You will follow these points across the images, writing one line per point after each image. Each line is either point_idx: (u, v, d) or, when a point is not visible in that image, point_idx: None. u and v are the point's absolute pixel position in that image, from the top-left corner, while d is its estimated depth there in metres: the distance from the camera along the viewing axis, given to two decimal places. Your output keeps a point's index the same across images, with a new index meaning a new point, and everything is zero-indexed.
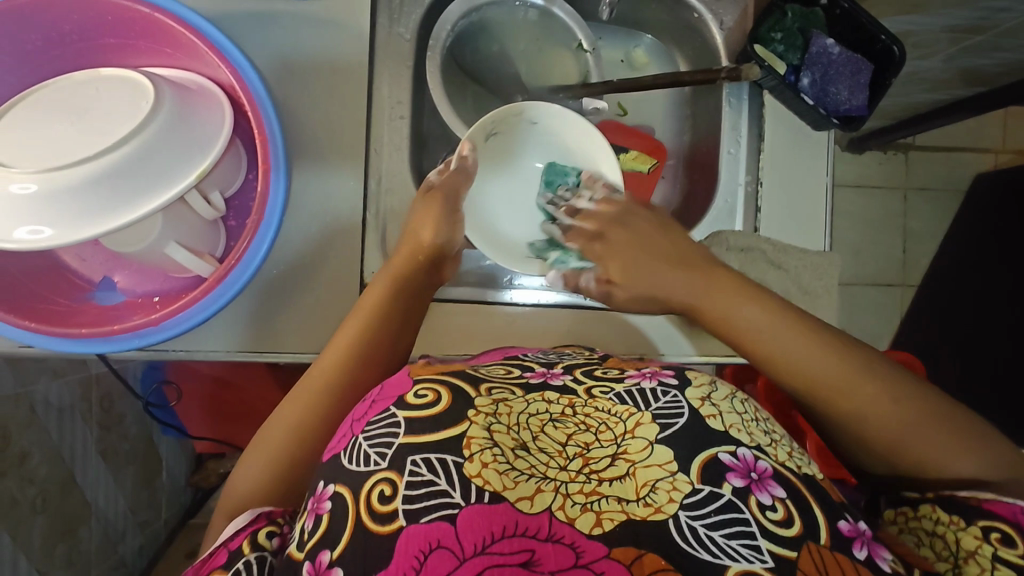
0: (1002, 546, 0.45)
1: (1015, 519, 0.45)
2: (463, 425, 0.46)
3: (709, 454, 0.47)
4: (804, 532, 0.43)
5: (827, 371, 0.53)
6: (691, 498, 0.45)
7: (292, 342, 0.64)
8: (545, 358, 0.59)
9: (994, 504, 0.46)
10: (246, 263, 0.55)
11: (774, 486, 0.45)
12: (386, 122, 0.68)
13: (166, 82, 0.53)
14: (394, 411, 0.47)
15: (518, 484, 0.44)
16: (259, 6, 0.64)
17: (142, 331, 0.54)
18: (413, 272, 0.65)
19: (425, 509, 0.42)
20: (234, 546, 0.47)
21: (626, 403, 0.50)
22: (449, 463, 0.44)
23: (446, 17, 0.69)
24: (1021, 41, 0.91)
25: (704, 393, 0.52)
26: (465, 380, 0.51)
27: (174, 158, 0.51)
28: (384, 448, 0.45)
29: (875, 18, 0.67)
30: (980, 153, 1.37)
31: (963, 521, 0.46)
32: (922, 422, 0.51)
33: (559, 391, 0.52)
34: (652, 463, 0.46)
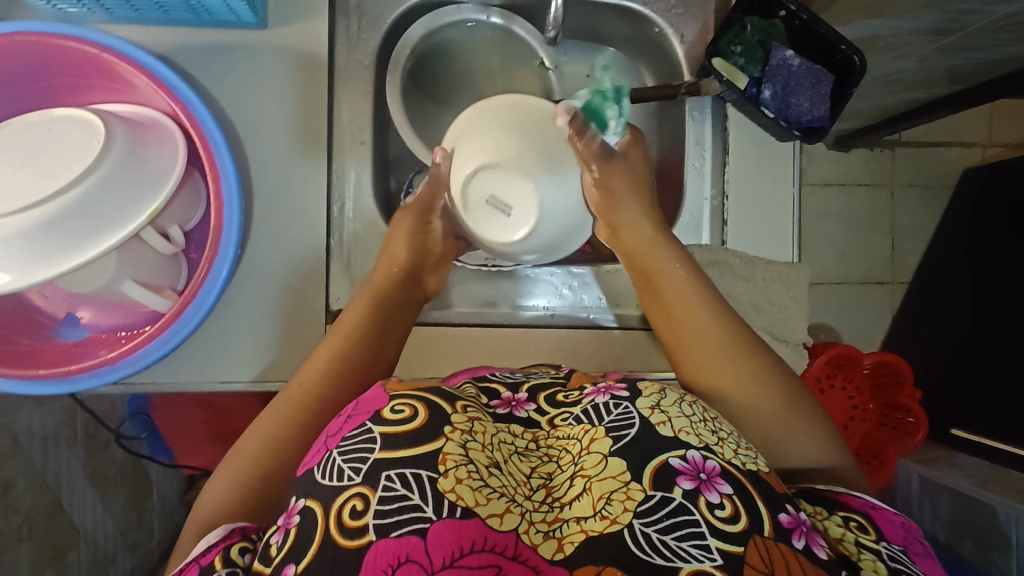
0: (860, 532, 0.48)
1: (865, 512, 0.50)
2: (440, 441, 0.46)
3: (659, 461, 0.47)
4: (750, 526, 0.44)
5: (725, 339, 0.59)
6: (644, 505, 0.45)
7: (260, 368, 0.64)
8: (511, 378, 0.59)
9: (846, 497, 0.51)
10: (202, 298, 0.55)
11: (722, 483, 0.46)
12: (348, 149, 0.69)
13: (116, 120, 0.54)
14: (370, 426, 0.47)
15: (491, 500, 0.44)
16: (215, 39, 0.64)
17: (101, 370, 0.55)
18: (391, 288, 0.66)
19: (396, 524, 0.42)
20: (203, 562, 0.46)
21: (583, 422, 0.51)
22: (426, 480, 0.44)
23: (405, 40, 0.69)
24: (991, 41, 0.90)
25: (653, 401, 0.51)
26: (439, 396, 0.50)
27: (125, 197, 0.52)
28: (358, 464, 0.45)
29: (835, 29, 0.65)
30: (965, 147, 1.36)
31: (825, 511, 0.50)
32: (782, 402, 0.56)
33: (523, 425, 0.53)
34: (607, 476, 0.47)
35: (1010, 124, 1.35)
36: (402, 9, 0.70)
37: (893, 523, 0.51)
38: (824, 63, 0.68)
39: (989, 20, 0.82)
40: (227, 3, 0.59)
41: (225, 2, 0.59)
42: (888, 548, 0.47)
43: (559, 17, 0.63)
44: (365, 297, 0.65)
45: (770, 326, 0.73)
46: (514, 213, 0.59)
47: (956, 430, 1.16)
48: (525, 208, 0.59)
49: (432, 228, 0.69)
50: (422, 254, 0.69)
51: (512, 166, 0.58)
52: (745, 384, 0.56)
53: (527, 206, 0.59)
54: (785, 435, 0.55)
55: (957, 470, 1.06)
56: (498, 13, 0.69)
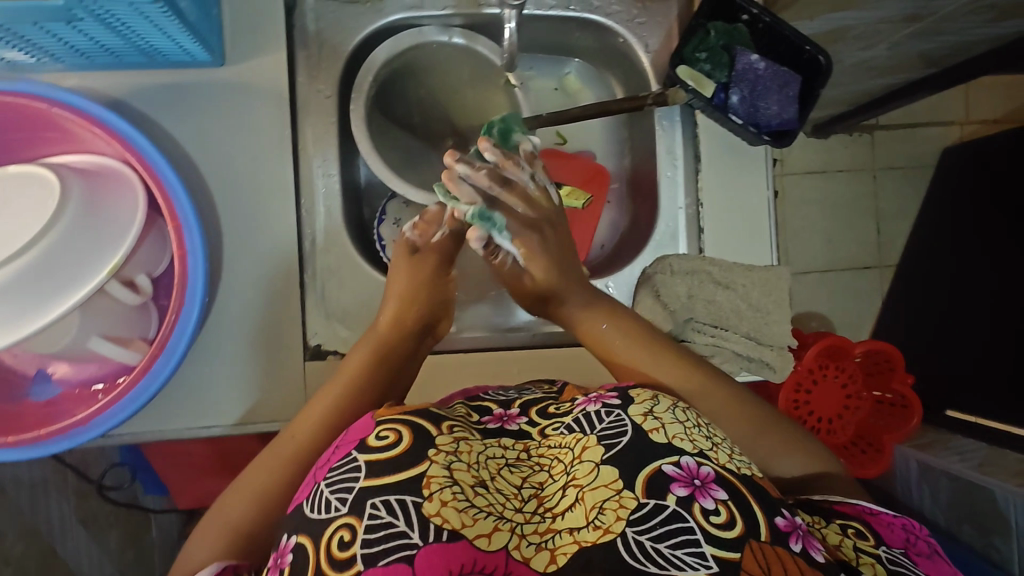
0: (859, 538, 0.49)
1: (861, 518, 0.51)
2: (423, 465, 0.45)
3: (653, 467, 0.46)
4: (746, 530, 0.43)
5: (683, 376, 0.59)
6: (637, 513, 0.44)
7: (239, 409, 0.63)
8: (504, 396, 0.59)
9: (840, 505, 0.52)
10: (169, 352, 0.54)
11: (716, 489, 0.45)
12: (315, 182, 0.68)
13: (71, 173, 0.52)
14: (355, 455, 0.46)
15: (477, 521, 0.43)
16: (172, 78, 0.63)
17: (72, 431, 0.54)
18: (396, 341, 0.63)
19: (383, 553, 0.41)
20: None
21: (574, 431, 0.50)
22: (409, 505, 0.43)
23: (370, 64, 0.68)
24: (961, 24, 0.89)
25: (645, 407, 0.51)
26: (426, 419, 0.49)
27: (84, 256, 0.51)
28: (344, 494, 0.44)
29: (799, 30, 0.65)
30: (944, 126, 1.36)
31: (822, 520, 0.50)
32: (750, 422, 0.57)
33: (514, 436, 0.52)
34: (599, 484, 0.46)
35: (986, 101, 1.36)
36: (362, 36, 0.69)
37: (891, 526, 0.51)
38: (791, 64, 0.68)
39: (957, 5, 0.81)
40: (178, 43, 0.57)
41: (177, 43, 0.58)
42: (887, 551, 0.48)
43: (513, 41, 0.63)
44: (369, 348, 0.62)
45: (753, 331, 0.71)
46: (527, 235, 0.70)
47: (951, 412, 1.13)
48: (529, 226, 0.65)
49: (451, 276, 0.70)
50: (413, 307, 0.65)
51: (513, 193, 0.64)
52: (705, 404, 0.58)
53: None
54: (765, 441, 0.56)
55: (955, 454, 1.05)
56: (460, 33, 0.69)
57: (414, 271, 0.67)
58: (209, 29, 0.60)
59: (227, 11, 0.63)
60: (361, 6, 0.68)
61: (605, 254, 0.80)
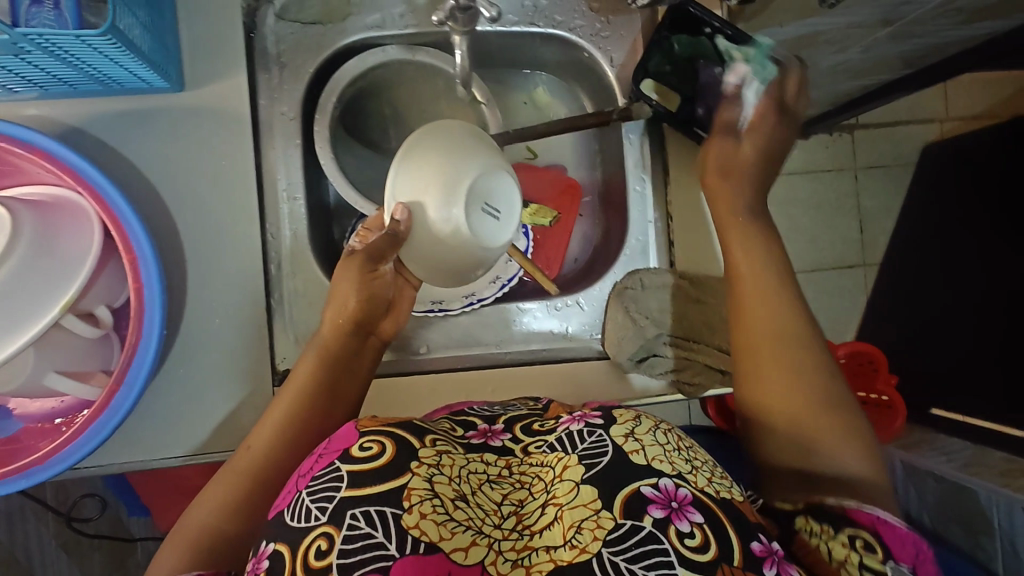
0: (866, 553, 0.47)
1: (874, 528, 0.48)
2: (405, 477, 0.42)
3: (632, 488, 0.44)
4: (718, 555, 0.41)
5: (785, 331, 0.55)
6: (614, 533, 0.42)
7: (205, 436, 0.62)
8: (489, 410, 0.56)
9: (858, 513, 0.48)
10: (129, 385, 0.53)
11: (693, 511, 0.43)
12: (278, 206, 0.67)
13: (22, 206, 0.51)
14: (338, 466, 0.43)
15: (455, 534, 0.41)
16: (128, 105, 0.62)
17: (28, 470, 0.53)
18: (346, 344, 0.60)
19: (360, 562, 0.39)
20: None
21: (557, 449, 0.47)
22: (390, 517, 0.40)
23: (332, 86, 0.67)
24: (931, 27, 0.88)
25: (627, 428, 0.48)
26: (407, 429, 0.46)
27: (37, 291, 0.49)
28: (325, 502, 0.41)
29: (763, 43, 0.64)
30: (924, 123, 1.35)
31: (832, 529, 0.48)
32: (827, 403, 0.53)
33: (497, 453, 0.49)
34: (577, 503, 0.43)
35: (964, 98, 1.35)
36: (324, 57, 0.68)
37: (905, 539, 0.48)
38: None
39: (926, 10, 0.80)
40: (133, 72, 0.57)
41: (131, 72, 0.57)
42: (894, 569, 0.46)
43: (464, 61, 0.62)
44: (314, 354, 0.59)
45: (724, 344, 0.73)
46: (503, 213, 0.55)
47: (936, 409, 1.14)
48: (508, 207, 0.55)
49: (380, 273, 0.59)
50: (377, 294, 0.60)
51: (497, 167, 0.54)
52: (784, 348, 0.55)
53: (512, 205, 0.55)
54: (807, 419, 0.52)
55: (941, 454, 1.03)
56: (424, 53, 0.68)
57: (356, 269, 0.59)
58: (166, 57, 0.60)
59: (184, 36, 0.63)
60: (322, 28, 0.68)
61: (578, 268, 0.79)
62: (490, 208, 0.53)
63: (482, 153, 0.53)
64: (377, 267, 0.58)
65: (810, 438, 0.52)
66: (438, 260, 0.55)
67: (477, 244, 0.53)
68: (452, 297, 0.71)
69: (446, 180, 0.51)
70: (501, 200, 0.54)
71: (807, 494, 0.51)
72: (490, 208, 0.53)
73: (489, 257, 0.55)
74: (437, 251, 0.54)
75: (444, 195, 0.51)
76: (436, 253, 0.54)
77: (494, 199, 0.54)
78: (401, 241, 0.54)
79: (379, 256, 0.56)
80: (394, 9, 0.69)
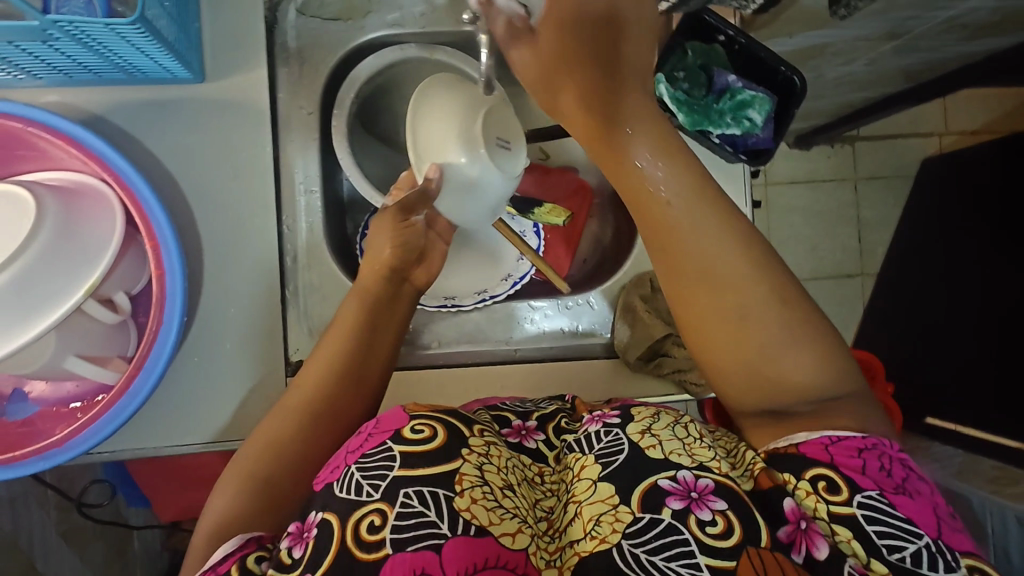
0: (830, 496, 0.43)
1: (831, 463, 0.44)
2: (458, 462, 0.44)
3: (648, 482, 0.45)
4: (743, 539, 0.42)
5: (727, 267, 0.47)
6: (632, 527, 0.43)
7: (218, 426, 0.63)
8: (522, 406, 0.57)
9: (808, 451, 0.45)
10: (148, 370, 0.54)
11: (714, 500, 0.43)
12: (295, 199, 0.68)
13: (47, 192, 0.52)
14: (389, 446, 0.45)
15: (504, 519, 0.43)
16: (150, 95, 0.63)
17: (48, 453, 0.53)
18: (388, 293, 0.59)
19: (413, 539, 0.41)
20: (218, 572, 0.42)
21: (575, 450, 0.49)
22: (441, 498, 0.43)
23: (351, 82, 0.68)
24: (937, 41, 0.89)
25: (644, 425, 0.49)
26: (456, 416, 0.48)
27: (60, 276, 0.50)
28: (377, 481, 0.43)
29: (774, 52, 0.67)
30: (924, 137, 1.38)
31: (793, 478, 0.45)
32: (785, 334, 0.47)
33: (531, 458, 0.51)
34: (595, 499, 0.45)
35: (965, 112, 1.38)
36: (345, 53, 0.69)
37: (863, 459, 0.44)
38: (766, 85, 0.69)
39: (931, 24, 0.82)
40: (158, 62, 0.58)
41: (157, 62, 0.58)
42: (863, 505, 0.42)
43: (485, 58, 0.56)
44: (355, 297, 0.58)
45: None
46: (513, 146, 0.59)
47: (932, 418, 1.14)
48: (518, 142, 0.59)
49: (412, 223, 0.60)
50: (411, 246, 0.60)
51: (501, 108, 0.59)
52: (697, 289, 0.48)
53: (519, 139, 0.60)
54: (746, 358, 0.47)
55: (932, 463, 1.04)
56: (444, 52, 0.69)
57: (397, 224, 0.59)
58: (189, 48, 0.60)
59: (207, 28, 0.64)
60: (342, 24, 0.69)
61: (587, 269, 0.81)
62: (503, 143, 0.57)
63: (482, 98, 0.58)
64: (409, 217, 0.59)
65: (771, 375, 0.47)
66: (462, 203, 0.59)
67: (501, 175, 0.57)
68: (464, 293, 0.73)
69: (456, 125, 0.55)
70: (510, 134, 0.59)
71: (775, 422, 0.49)
72: (504, 143, 0.58)
73: (511, 189, 0.59)
74: (467, 192, 0.58)
75: (459, 136, 0.55)
76: (465, 194, 0.58)
77: (504, 134, 0.58)
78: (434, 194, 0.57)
79: (414, 204, 0.58)
80: (414, 8, 0.69)
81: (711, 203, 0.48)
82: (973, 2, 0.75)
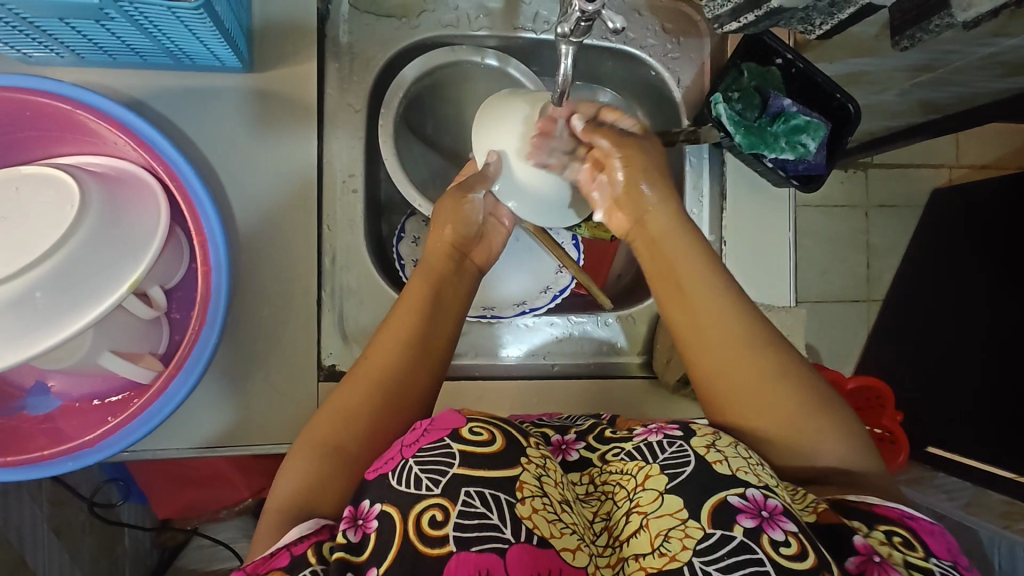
0: (908, 550, 0.40)
1: (906, 523, 0.42)
2: (515, 469, 0.42)
3: (718, 497, 0.42)
4: (818, 563, 0.38)
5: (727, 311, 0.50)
6: (704, 543, 0.40)
7: (247, 424, 0.60)
8: (560, 421, 0.55)
9: (881, 508, 0.43)
10: (187, 371, 0.52)
11: (785, 520, 0.40)
12: (339, 196, 0.66)
13: (91, 179, 0.50)
14: (448, 441, 0.43)
15: (564, 534, 0.41)
16: (196, 81, 0.60)
17: (77, 453, 0.51)
18: (451, 273, 0.58)
19: (477, 539, 0.39)
20: (295, 553, 0.40)
21: (636, 457, 0.46)
22: (504, 503, 0.40)
23: (400, 81, 0.67)
24: (972, 77, 0.84)
25: (709, 440, 0.45)
26: (515, 428, 0.46)
27: (105, 268, 0.48)
28: (437, 475, 0.41)
29: (832, 78, 0.66)
30: (934, 168, 1.27)
31: (864, 526, 0.42)
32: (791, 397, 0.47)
33: (577, 471, 0.49)
34: (663, 513, 0.42)
35: None
36: (397, 50, 0.68)
37: (938, 533, 0.42)
38: (820, 110, 0.68)
39: (971, 59, 0.78)
40: (210, 49, 0.55)
41: (209, 49, 0.55)
42: (940, 566, 0.39)
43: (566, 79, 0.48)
44: (427, 278, 0.57)
45: None
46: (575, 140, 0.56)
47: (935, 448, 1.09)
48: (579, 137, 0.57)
49: (470, 198, 0.59)
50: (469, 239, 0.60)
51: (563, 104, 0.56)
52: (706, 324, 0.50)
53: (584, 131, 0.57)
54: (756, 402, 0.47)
55: (940, 493, 0.94)
56: (495, 54, 0.67)
57: (456, 206, 0.59)
58: (241, 35, 0.58)
59: (261, 17, 0.61)
60: (396, 21, 0.67)
61: (622, 285, 0.79)
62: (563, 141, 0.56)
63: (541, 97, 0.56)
64: (467, 196, 0.59)
65: (780, 422, 0.47)
66: (527, 201, 0.59)
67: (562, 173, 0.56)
68: (503, 304, 0.71)
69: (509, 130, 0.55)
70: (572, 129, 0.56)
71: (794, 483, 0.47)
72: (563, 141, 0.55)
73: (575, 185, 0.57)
74: (531, 193, 0.58)
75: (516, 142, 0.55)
76: (530, 194, 0.58)
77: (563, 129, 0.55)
78: (491, 177, 0.57)
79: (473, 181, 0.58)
80: (468, 10, 0.68)
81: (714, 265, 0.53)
82: (1013, 41, 0.71)
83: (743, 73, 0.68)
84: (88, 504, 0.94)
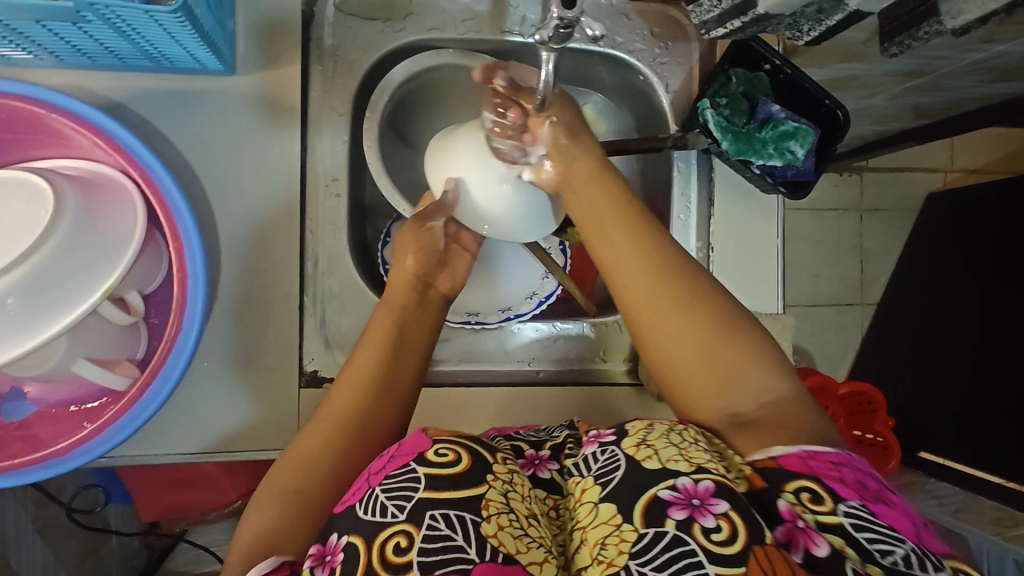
0: (815, 506, 0.39)
1: (812, 473, 0.41)
2: (482, 487, 0.42)
3: (648, 495, 0.40)
4: (749, 541, 0.37)
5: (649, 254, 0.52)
6: (637, 544, 0.39)
7: (230, 433, 0.60)
8: (535, 435, 0.55)
9: (786, 461, 0.42)
10: (162, 380, 0.51)
11: (716, 503, 0.39)
12: (322, 200, 0.65)
13: (67, 183, 0.49)
14: (414, 467, 0.42)
15: (530, 548, 0.40)
16: (176, 84, 0.59)
17: (49, 460, 0.50)
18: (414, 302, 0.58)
19: (441, 562, 0.38)
20: None
21: (574, 474, 0.45)
22: (470, 523, 0.40)
23: (386, 84, 0.66)
24: (957, 83, 0.83)
25: (639, 436, 0.44)
26: (480, 443, 0.46)
27: (77, 275, 0.47)
28: (403, 501, 0.41)
29: (820, 83, 0.66)
30: (928, 173, 1.26)
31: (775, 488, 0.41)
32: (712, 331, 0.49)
33: (546, 489, 0.48)
34: (597, 522, 0.40)
35: None
36: (382, 54, 0.67)
37: (843, 471, 0.41)
38: (809, 116, 0.68)
39: (960, 65, 0.77)
40: (191, 52, 0.55)
41: (190, 52, 0.55)
42: (849, 513, 0.38)
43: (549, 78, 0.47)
44: (389, 313, 0.57)
45: None
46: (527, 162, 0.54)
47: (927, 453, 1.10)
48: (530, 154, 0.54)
49: (431, 227, 0.60)
50: (435, 272, 0.61)
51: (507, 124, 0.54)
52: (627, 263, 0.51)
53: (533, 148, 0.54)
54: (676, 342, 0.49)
55: (929, 499, 0.94)
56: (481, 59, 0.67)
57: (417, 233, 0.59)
58: (223, 39, 0.57)
59: (243, 20, 0.61)
60: (380, 24, 0.66)
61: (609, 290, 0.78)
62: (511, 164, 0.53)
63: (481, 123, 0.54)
64: (426, 224, 0.59)
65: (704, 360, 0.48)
66: (495, 224, 0.58)
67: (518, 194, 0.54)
68: (487, 309, 0.71)
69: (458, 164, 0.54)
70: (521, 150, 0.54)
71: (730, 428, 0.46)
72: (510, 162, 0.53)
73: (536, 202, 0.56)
74: (495, 217, 0.57)
75: (467, 175, 0.54)
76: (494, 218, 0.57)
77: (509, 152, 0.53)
78: (451, 207, 0.56)
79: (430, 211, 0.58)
80: (455, 14, 0.67)
81: (636, 233, 0.52)
82: (1004, 46, 0.71)
83: (731, 78, 0.67)
84: (69, 510, 0.92)
